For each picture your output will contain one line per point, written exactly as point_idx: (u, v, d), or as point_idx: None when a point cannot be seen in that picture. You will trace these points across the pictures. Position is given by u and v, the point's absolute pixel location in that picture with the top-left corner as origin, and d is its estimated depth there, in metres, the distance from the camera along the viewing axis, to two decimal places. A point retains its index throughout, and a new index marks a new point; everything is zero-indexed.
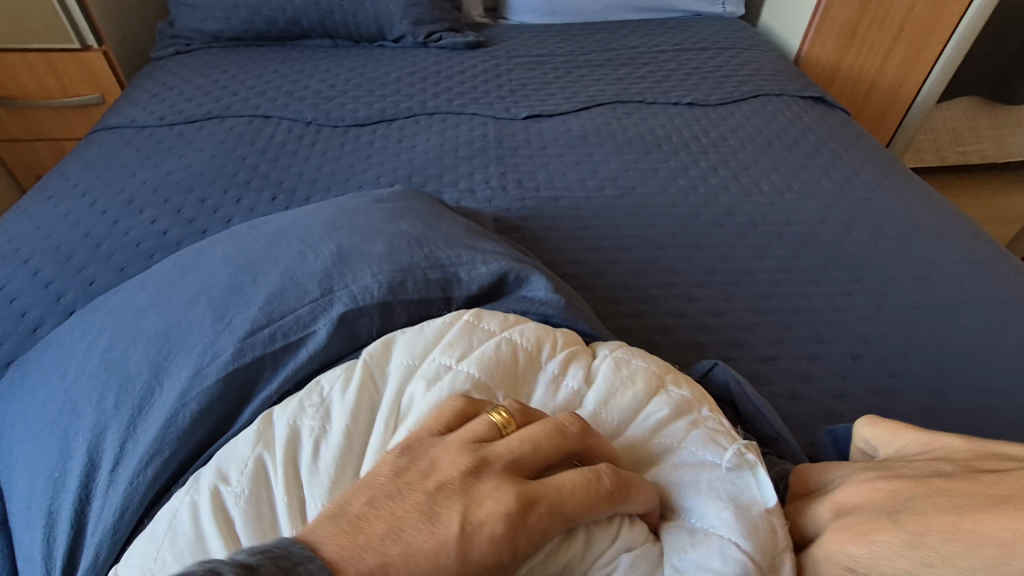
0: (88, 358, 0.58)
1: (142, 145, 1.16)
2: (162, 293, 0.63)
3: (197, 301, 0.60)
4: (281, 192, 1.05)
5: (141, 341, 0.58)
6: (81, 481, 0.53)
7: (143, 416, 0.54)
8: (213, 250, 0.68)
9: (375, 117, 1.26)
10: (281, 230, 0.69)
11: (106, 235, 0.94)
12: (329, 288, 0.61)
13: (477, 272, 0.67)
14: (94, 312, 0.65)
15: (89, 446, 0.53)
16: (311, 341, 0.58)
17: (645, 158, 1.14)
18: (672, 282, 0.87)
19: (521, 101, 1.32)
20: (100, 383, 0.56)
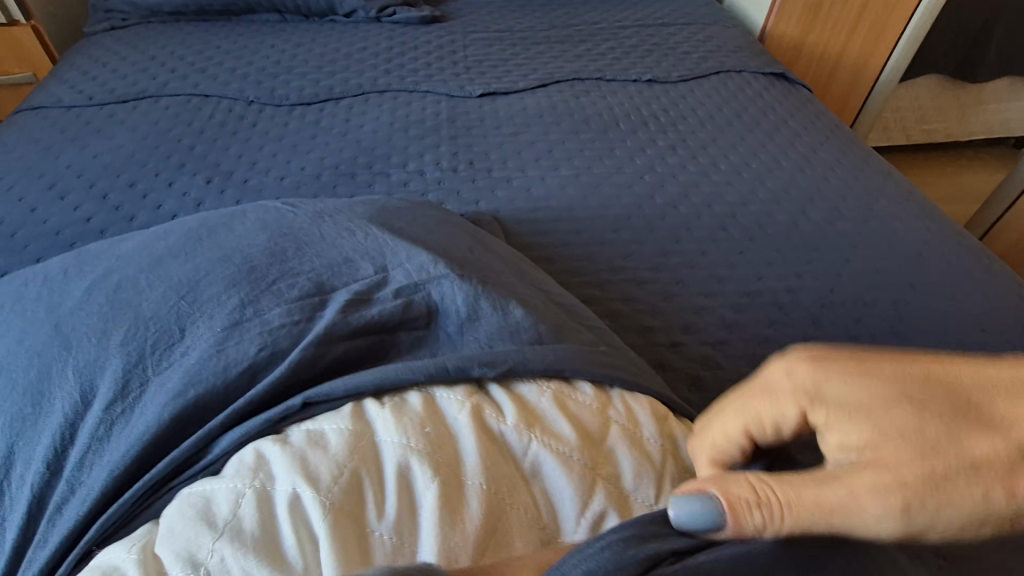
0: (87, 311, 0.51)
1: (69, 126, 1.08)
2: (183, 256, 0.56)
3: (223, 273, 0.53)
4: (217, 174, 0.99)
5: (154, 304, 0.50)
6: (52, 460, 0.44)
7: (147, 392, 0.46)
8: (243, 221, 0.62)
9: (322, 96, 1.20)
10: (323, 216, 0.64)
11: (22, 223, 0.87)
12: (379, 282, 0.55)
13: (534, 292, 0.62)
14: (95, 262, 0.57)
15: (75, 418, 0.45)
16: (353, 330, 0.51)
17: (602, 137, 1.10)
18: (625, 265, 0.84)
19: (477, 78, 1.27)
20: (99, 344, 0.48)
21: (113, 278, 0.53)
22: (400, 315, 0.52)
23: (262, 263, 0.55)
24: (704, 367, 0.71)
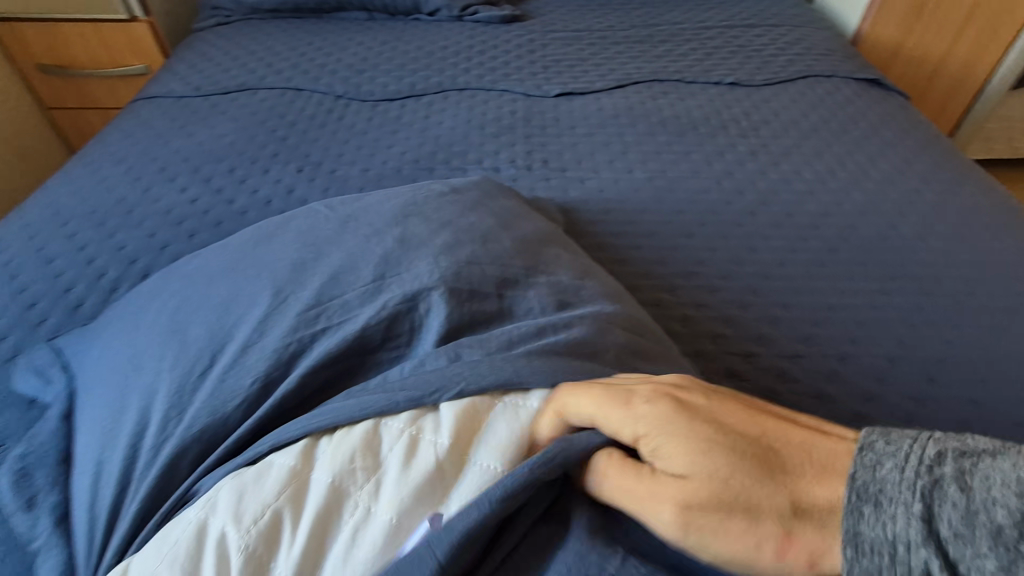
0: (158, 317, 0.60)
1: (178, 115, 1.18)
2: (231, 265, 0.63)
3: (260, 276, 0.60)
4: (307, 165, 1.05)
5: (203, 310, 0.59)
6: (129, 442, 0.52)
7: (193, 384, 0.54)
8: (288, 226, 0.68)
9: (405, 92, 1.25)
10: (351, 213, 0.68)
11: (138, 202, 0.95)
12: (382, 274, 0.59)
13: (554, 285, 0.62)
14: (168, 276, 0.67)
15: (143, 404, 0.54)
16: (355, 323, 0.56)
17: (679, 140, 1.09)
18: (697, 271, 0.83)
19: (554, 78, 1.28)
20: (163, 344, 0.57)
21: (178, 297, 0.62)
22: (394, 310, 0.56)
23: (294, 265, 0.61)
24: (778, 381, 0.70)
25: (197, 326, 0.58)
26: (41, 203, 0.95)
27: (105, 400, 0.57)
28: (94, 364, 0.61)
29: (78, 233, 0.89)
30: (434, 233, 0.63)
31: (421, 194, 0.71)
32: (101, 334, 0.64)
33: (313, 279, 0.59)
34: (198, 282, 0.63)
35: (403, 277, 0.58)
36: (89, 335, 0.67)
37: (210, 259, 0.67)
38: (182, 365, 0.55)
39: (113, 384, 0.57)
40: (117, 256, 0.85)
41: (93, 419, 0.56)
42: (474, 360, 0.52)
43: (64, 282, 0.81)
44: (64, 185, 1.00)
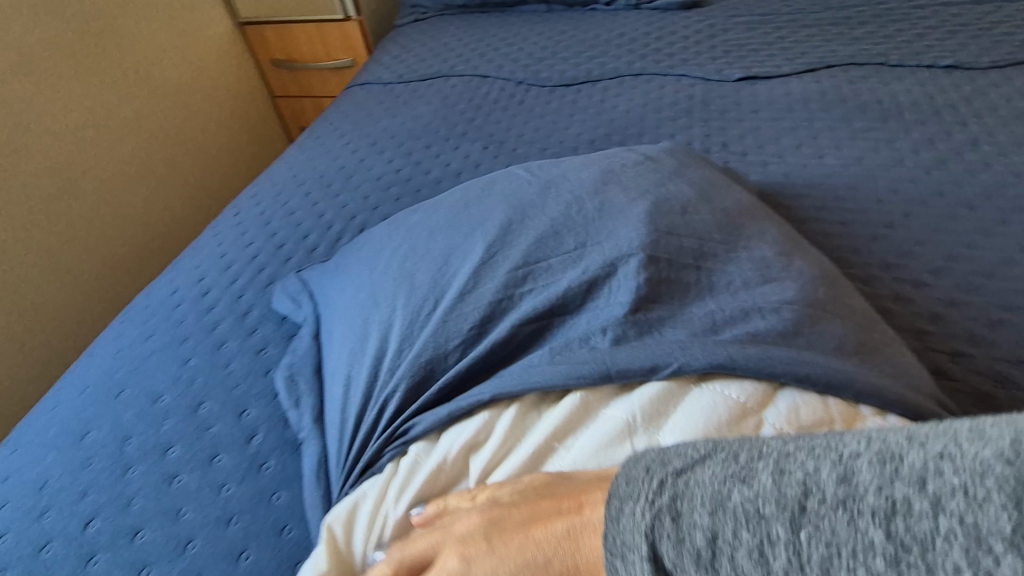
0: (389, 263, 0.71)
1: (385, 98, 1.36)
2: (448, 221, 0.72)
3: (473, 235, 0.69)
4: (492, 143, 1.15)
5: (428, 260, 0.69)
6: (371, 362, 0.63)
7: (422, 319, 0.64)
8: (493, 187, 0.75)
9: (582, 78, 1.30)
10: (551, 178, 0.73)
11: (355, 169, 1.12)
12: (583, 243, 0.64)
13: (747, 256, 0.62)
14: (391, 227, 0.78)
15: (380, 333, 0.65)
16: (557, 285, 0.61)
17: (879, 127, 1.00)
18: (895, 263, 0.77)
19: (736, 62, 1.25)
20: (395, 286, 0.68)
21: (402, 246, 0.73)
22: (592, 277, 0.60)
23: (500, 226, 0.68)
24: (996, 385, 0.63)
25: (421, 269, 0.68)
26: (285, 168, 1.17)
27: (347, 326, 0.69)
28: (334, 298, 0.75)
29: (311, 193, 1.07)
30: (633, 200, 0.67)
31: (616, 161, 0.75)
32: (341, 275, 0.78)
33: (522, 236, 0.66)
34: (421, 234, 0.73)
35: (602, 246, 0.62)
36: (325, 272, 0.82)
37: (427, 214, 0.77)
38: (410, 302, 0.65)
39: (354, 313, 0.69)
40: (341, 213, 1.01)
41: (340, 340, 0.69)
42: (674, 336, 0.56)
43: (303, 229, 0.99)
44: (301, 154, 1.21)
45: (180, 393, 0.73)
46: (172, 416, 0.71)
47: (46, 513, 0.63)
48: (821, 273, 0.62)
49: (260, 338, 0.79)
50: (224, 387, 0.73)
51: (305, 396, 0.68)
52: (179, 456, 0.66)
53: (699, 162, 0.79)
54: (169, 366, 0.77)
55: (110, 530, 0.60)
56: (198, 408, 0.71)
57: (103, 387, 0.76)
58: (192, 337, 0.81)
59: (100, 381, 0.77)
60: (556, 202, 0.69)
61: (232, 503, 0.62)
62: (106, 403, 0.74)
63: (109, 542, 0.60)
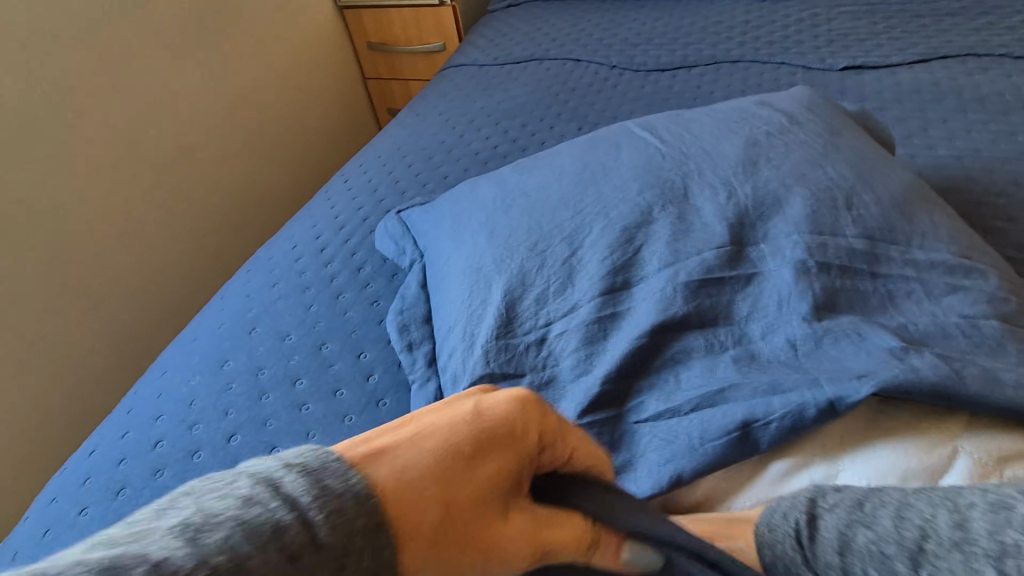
0: (513, 225, 0.72)
1: (481, 79, 1.41)
2: (577, 190, 0.73)
3: (608, 211, 0.70)
4: (586, 124, 1.18)
5: (558, 230, 0.70)
6: (501, 324, 0.65)
7: (562, 292, 0.66)
8: (625, 159, 0.75)
9: (677, 64, 1.30)
10: (688, 156, 0.73)
11: (455, 144, 1.18)
12: (734, 232, 0.65)
13: (917, 255, 0.62)
14: (513, 184, 0.79)
15: (509, 297, 0.66)
16: (709, 273, 0.62)
17: (999, 120, 0.96)
18: (1014, 257, 0.75)
19: (840, 51, 1.22)
20: (524, 251, 0.69)
21: (517, 205, 0.75)
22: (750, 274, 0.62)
23: (639, 206, 0.69)
24: None
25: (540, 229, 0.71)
26: (389, 141, 1.24)
27: (462, 274, 0.72)
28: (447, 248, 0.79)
29: (414, 164, 1.14)
30: (759, 176, 0.69)
31: (760, 138, 0.74)
32: (455, 228, 0.79)
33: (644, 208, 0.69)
34: (548, 199, 0.73)
35: (757, 245, 0.64)
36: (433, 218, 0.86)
37: (553, 177, 0.77)
38: (544, 256, 0.68)
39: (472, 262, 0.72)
40: (443, 184, 1.07)
41: (458, 297, 0.70)
42: (847, 342, 0.57)
43: (408, 196, 1.05)
44: (403, 129, 1.28)
45: (305, 334, 0.81)
46: (299, 353, 0.78)
47: (195, 426, 0.72)
48: (985, 271, 0.61)
49: (373, 291, 0.86)
50: (343, 331, 0.81)
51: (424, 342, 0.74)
52: (307, 387, 0.74)
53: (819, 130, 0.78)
54: (294, 310, 0.85)
55: (251, 445, 0.68)
56: (321, 347, 0.79)
57: (237, 324, 0.85)
58: (312, 286, 0.89)
59: (234, 319, 0.86)
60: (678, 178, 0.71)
61: (355, 431, 0.68)
62: (241, 338, 0.82)
63: (250, 454, 0.68)
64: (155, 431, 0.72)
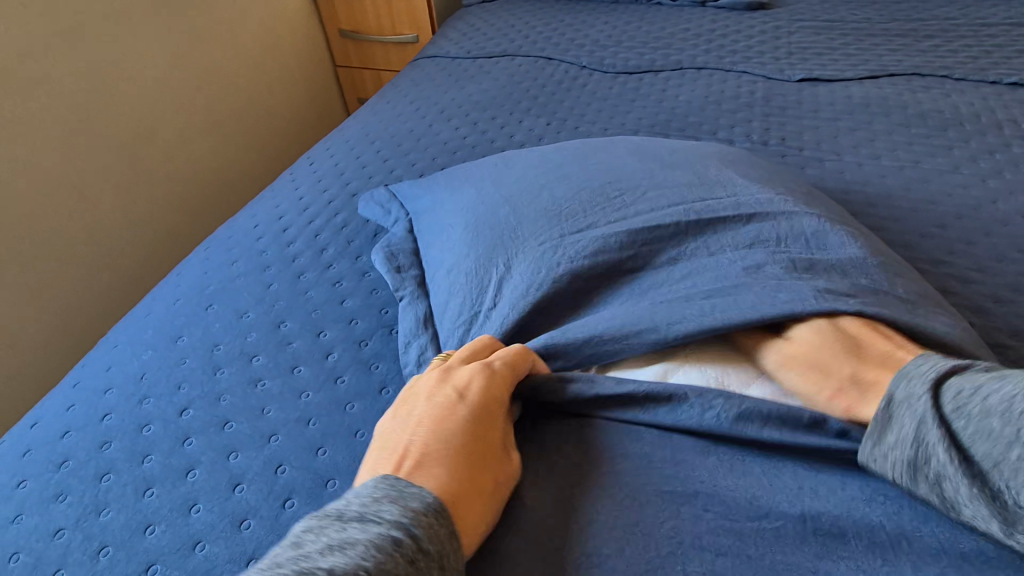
0: (494, 217, 0.74)
1: (453, 71, 1.42)
2: (546, 184, 0.76)
3: (581, 198, 0.73)
4: (555, 119, 1.20)
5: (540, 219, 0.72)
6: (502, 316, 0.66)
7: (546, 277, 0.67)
8: (576, 159, 0.79)
9: (645, 67, 1.34)
10: (633, 155, 0.79)
11: (424, 132, 1.18)
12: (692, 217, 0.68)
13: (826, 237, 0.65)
14: (480, 181, 0.82)
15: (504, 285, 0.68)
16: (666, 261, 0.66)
17: (938, 135, 1.03)
18: (945, 260, 0.80)
19: (798, 64, 1.27)
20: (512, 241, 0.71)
21: (501, 197, 0.77)
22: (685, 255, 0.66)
23: (608, 194, 0.73)
24: None
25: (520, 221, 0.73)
26: (358, 127, 1.24)
27: (446, 267, 0.74)
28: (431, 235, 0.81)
29: (383, 151, 1.14)
30: (712, 181, 0.73)
31: (681, 148, 0.81)
32: (434, 227, 0.81)
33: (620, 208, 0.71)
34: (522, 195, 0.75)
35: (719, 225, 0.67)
36: (421, 208, 0.87)
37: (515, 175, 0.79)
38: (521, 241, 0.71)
39: (455, 256, 0.74)
40: (410, 170, 1.07)
41: (451, 289, 0.72)
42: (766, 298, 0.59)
43: (375, 181, 1.05)
44: (372, 116, 1.28)
45: (263, 312, 0.80)
46: (257, 331, 0.78)
47: (145, 400, 0.70)
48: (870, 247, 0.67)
49: (336, 272, 0.86)
50: (303, 310, 0.80)
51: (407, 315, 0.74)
52: (263, 364, 0.73)
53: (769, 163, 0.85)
54: (253, 288, 0.84)
55: (203, 419, 0.67)
56: (280, 326, 0.78)
57: (194, 301, 0.83)
58: (273, 266, 0.88)
59: (190, 295, 0.84)
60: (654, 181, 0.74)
61: (312, 407, 0.68)
62: (197, 314, 0.81)
63: (201, 428, 0.66)
64: (102, 405, 0.70)
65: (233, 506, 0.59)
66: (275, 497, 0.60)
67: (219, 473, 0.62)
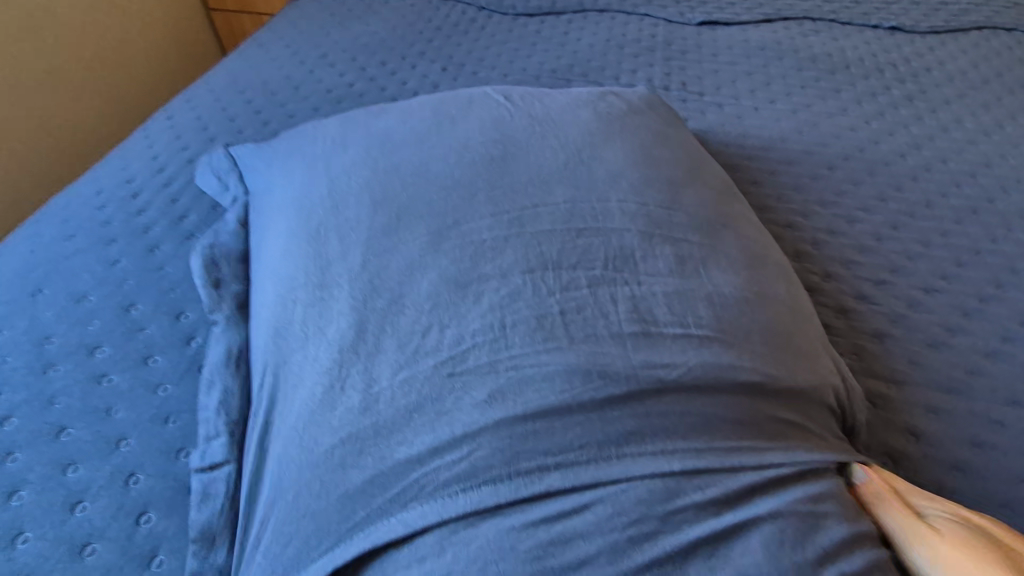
0: (318, 181, 0.62)
1: (337, 12, 1.26)
2: (401, 140, 0.62)
3: (407, 159, 0.60)
4: (451, 65, 1.10)
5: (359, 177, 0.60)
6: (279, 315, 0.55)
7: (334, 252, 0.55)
8: (471, 113, 0.65)
9: (546, 9, 1.25)
10: (536, 116, 0.64)
11: (304, 81, 1.04)
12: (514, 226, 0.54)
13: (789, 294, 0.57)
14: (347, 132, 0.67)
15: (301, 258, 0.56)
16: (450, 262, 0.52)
17: (827, 78, 1.05)
18: (833, 202, 0.83)
19: (699, 7, 1.25)
20: (315, 210, 0.59)
21: (383, 149, 0.61)
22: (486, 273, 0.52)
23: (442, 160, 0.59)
24: (910, 308, 0.69)
25: (407, 162, 0.59)
26: (226, 75, 1.08)
27: (291, 214, 0.61)
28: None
29: (255, 102, 0.99)
30: (614, 159, 0.60)
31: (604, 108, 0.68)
32: (274, 195, 0.66)
33: (512, 161, 0.59)
34: (373, 144, 0.63)
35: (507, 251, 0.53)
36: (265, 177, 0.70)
37: (392, 123, 0.65)
38: (354, 197, 0.58)
39: (319, 247, 0.56)
40: (289, 122, 0.94)
41: (280, 251, 0.59)
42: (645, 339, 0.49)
43: (246, 137, 0.92)
44: (242, 63, 1.12)
45: (108, 294, 0.68)
46: (101, 316, 0.65)
47: None
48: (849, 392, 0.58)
49: None
50: (158, 289, 0.68)
51: (224, 392, 0.54)
52: (109, 356, 0.62)
53: (670, 116, 0.74)
54: (94, 267, 0.71)
55: (31, 429, 0.56)
56: (130, 309, 0.66)
57: (17, 285, 0.69)
58: (121, 239, 0.75)
59: (14, 281, 0.70)
60: (558, 137, 0.61)
61: (171, 403, 0.58)
62: (21, 303, 0.67)
63: (29, 440, 0.55)
64: None
65: (71, 530, 0.50)
66: (126, 514, 0.51)
67: (53, 491, 0.52)
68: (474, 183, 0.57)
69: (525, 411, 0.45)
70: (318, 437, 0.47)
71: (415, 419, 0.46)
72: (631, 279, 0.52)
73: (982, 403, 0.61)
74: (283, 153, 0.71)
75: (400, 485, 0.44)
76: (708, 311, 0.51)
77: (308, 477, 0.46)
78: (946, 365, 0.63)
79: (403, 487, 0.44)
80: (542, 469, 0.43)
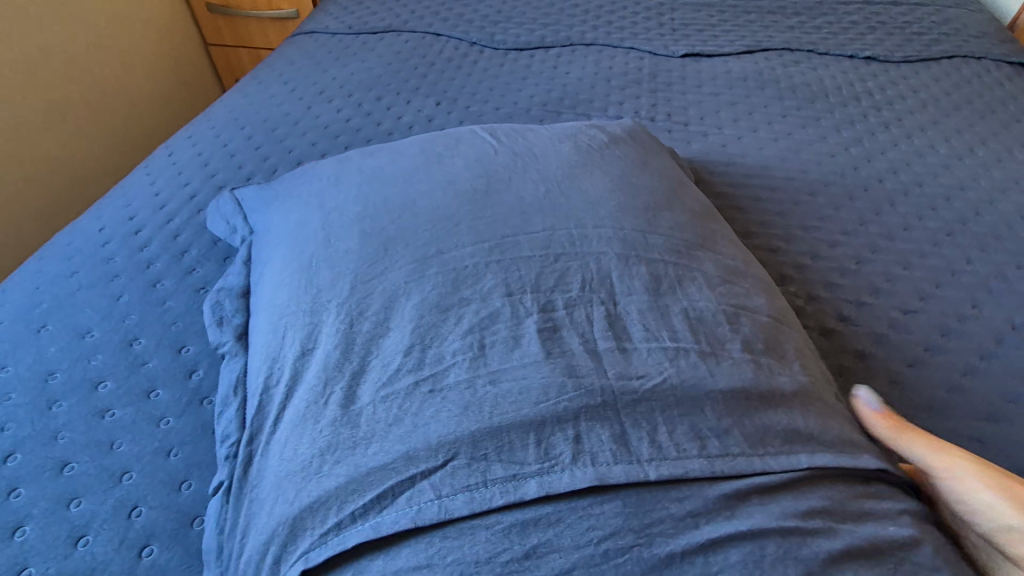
0: (314, 208, 0.65)
1: (333, 49, 1.30)
2: (393, 170, 0.66)
3: (398, 186, 0.63)
4: (445, 99, 1.14)
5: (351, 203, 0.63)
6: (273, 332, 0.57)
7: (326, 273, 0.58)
8: (461, 144, 0.68)
9: (536, 43, 1.30)
10: (522, 149, 0.68)
11: (302, 116, 1.08)
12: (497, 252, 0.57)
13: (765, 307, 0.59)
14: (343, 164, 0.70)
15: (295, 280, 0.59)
16: (437, 281, 0.55)
17: (807, 107, 1.09)
18: (814, 226, 0.85)
19: (682, 40, 1.30)
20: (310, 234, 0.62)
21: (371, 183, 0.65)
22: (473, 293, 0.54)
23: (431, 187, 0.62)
24: (891, 329, 0.71)
25: (398, 189, 0.63)
26: (226, 111, 1.11)
27: (288, 239, 0.64)
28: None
29: (255, 137, 1.02)
30: (593, 187, 0.63)
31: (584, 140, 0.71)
32: (274, 222, 0.69)
33: (493, 195, 0.61)
34: (367, 173, 0.66)
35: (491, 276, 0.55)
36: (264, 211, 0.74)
37: (385, 154, 0.69)
38: (347, 221, 0.61)
39: (312, 267, 0.59)
40: (287, 157, 0.97)
41: (276, 273, 0.62)
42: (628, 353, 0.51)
43: (246, 172, 0.94)
44: (241, 99, 1.15)
45: (110, 330, 0.69)
46: (103, 351, 0.67)
47: None
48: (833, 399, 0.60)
49: (201, 276, 0.76)
50: (160, 323, 0.70)
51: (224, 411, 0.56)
52: (111, 390, 0.63)
53: (652, 144, 0.78)
54: (97, 302, 0.73)
55: (35, 464, 0.57)
56: (132, 343, 0.68)
57: (21, 321, 0.71)
58: (123, 274, 0.76)
59: (18, 317, 0.71)
60: (539, 170, 0.64)
61: (173, 436, 0.59)
62: (25, 339, 0.69)
63: (32, 475, 0.56)
64: None
65: (74, 565, 0.51)
66: (129, 548, 0.52)
67: (56, 526, 0.53)
68: (461, 208, 0.60)
69: (506, 421, 0.47)
70: (307, 443, 0.49)
71: (393, 430, 0.48)
72: (607, 297, 0.55)
73: (963, 421, 0.62)
74: (285, 186, 0.75)
75: (383, 485, 0.46)
76: (686, 327, 0.53)
77: (287, 486, 0.48)
78: (927, 384, 0.65)
79: (380, 492, 0.45)
80: (552, 482, 0.45)
